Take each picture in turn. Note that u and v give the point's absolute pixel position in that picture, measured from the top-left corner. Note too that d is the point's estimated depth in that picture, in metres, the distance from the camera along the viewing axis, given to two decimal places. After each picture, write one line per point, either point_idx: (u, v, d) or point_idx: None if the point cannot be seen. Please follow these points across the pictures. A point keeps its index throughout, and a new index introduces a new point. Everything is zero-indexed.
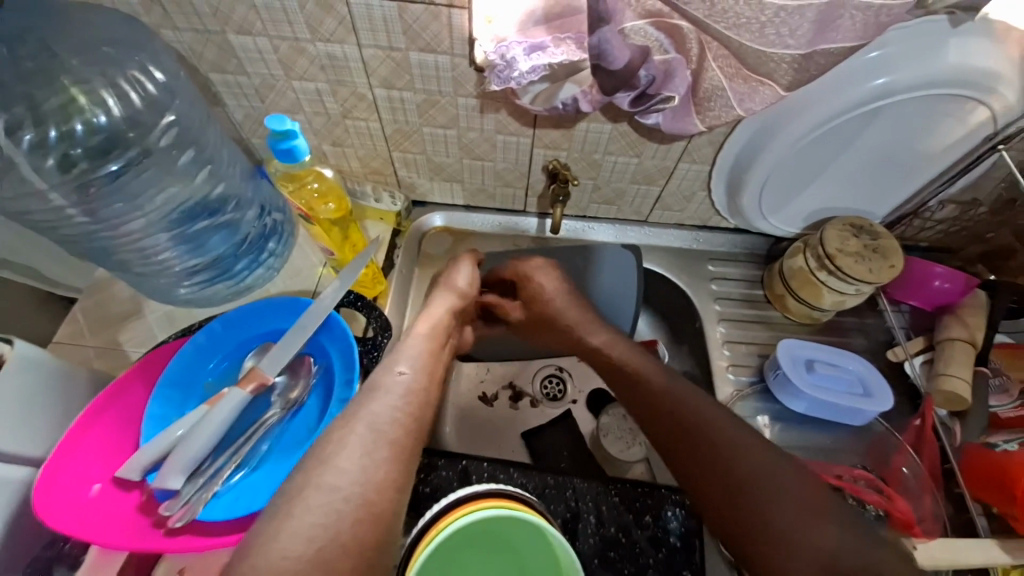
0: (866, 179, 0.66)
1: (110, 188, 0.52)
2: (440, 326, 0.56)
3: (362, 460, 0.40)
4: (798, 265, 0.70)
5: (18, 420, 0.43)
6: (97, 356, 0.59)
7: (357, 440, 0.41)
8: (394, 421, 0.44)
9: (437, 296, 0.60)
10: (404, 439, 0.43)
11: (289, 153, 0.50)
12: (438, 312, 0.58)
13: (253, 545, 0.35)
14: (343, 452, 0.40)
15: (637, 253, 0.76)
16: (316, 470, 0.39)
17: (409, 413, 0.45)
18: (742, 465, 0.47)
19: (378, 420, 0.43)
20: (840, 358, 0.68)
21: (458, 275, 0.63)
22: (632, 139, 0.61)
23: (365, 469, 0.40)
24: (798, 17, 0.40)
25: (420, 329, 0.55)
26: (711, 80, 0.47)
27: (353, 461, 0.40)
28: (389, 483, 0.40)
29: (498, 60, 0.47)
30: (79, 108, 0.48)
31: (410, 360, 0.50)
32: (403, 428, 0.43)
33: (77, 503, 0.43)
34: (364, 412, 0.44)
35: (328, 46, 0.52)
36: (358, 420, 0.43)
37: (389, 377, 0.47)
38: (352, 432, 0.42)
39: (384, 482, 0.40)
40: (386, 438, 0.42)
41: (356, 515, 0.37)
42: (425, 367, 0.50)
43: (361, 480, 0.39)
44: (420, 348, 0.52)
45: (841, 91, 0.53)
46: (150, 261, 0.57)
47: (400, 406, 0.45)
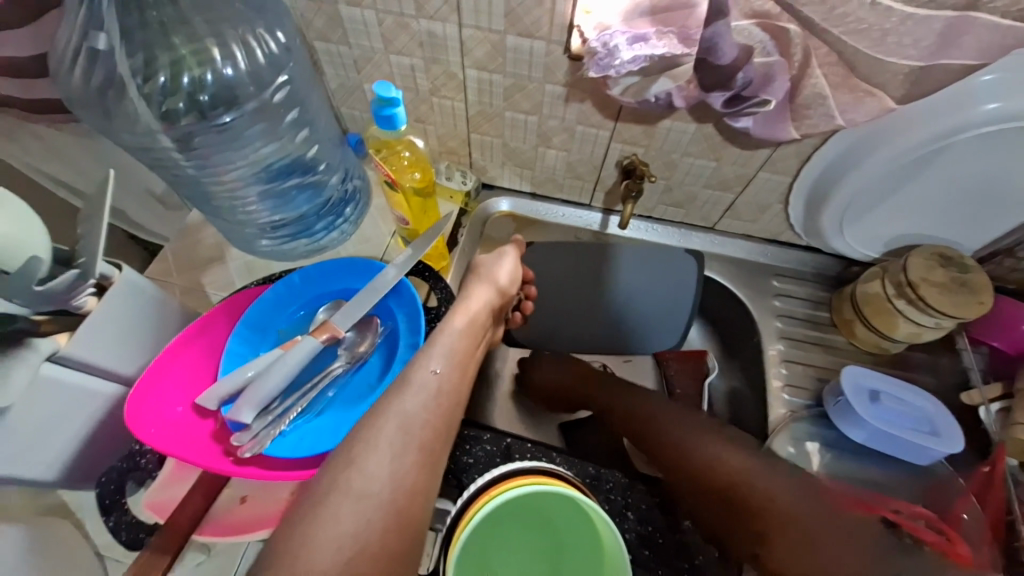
0: (959, 208, 0.62)
1: (220, 139, 0.55)
2: (477, 319, 0.52)
3: (391, 464, 0.38)
4: (875, 290, 0.67)
5: (118, 338, 0.47)
6: (182, 294, 0.63)
7: (386, 442, 0.39)
8: (425, 422, 0.41)
9: (476, 286, 0.55)
10: (434, 445, 0.41)
11: (389, 119, 0.52)
12: (477, 305, 0.53)
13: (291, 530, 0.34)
14: (371, 454, 0.38)
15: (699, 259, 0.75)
16: (343, 473, 0.37)
17: (438, 414, 0.43)
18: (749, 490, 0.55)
19: (409, 421, 0.41)
20: (908, 392, 0.64)
21: (500, 268, 0.58)
22: (715, 142, 0.60)
23: (395, 473, 0.38)
24: (924, 28, 0.39)
25: (455, 323, 0.50)
26: (813, 87, 0.46)
27: (382, 467, 0.38)
28: (420, 490, 0.38)
29: (599, 48, 0.47)
30: (212, 57, 0.51)
31: (443, 358, 0.46)
32: (434, 431, 0.41)
33: (161, 421, 0.47)
34: (394, 410, 0.41)
35: (430, 23, 0.54)
36: (388, 417, 0.40)
37: (422, 374, 0.44)
38: (381, 432, 0.39)
39: (414, 489, 0.38)
40: (416, 441, 0.40)
41: (387, 526, 0.35)
42: (457, 366, 0.47)
43: (392, 485, 0.37)
44: (454, 345, 0.48)
45: (948, 114, 0.50)
46: (238, 212, 0.62)
47: (430, 407, 0.42)
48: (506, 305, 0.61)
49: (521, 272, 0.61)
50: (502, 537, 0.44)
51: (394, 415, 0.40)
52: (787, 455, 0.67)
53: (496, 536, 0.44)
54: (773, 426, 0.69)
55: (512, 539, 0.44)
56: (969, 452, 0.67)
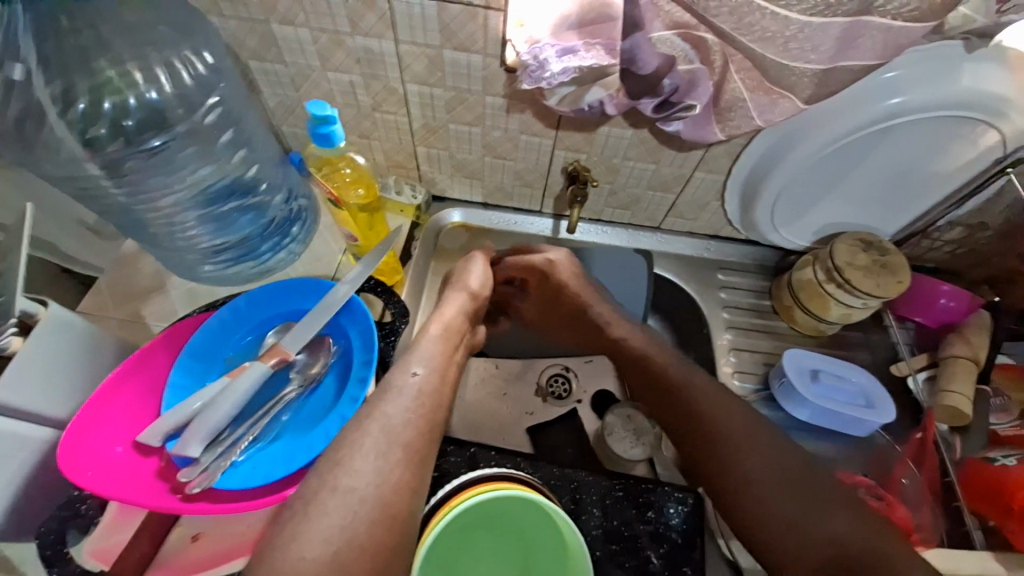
0: (878, 196, 0.67)
1: (152, 164, 0.53)
2: (454, 324, 0.54)
3: (377, 462, 0.41)
4: (807, 277, 0.71)
5: (45, 379, 0.44)
6: (119, 327, 0.60)
7: (372, 441, 0.42)
8: (407, 422, 0.44)
9: (451, 293, 0.57)
10: (417, 441, 0.43)
11: (327, 137, 0.52)
12: (452, 311, 0.55)
13: (278, 544, 0.37)
14: (357, 455, 0.41)
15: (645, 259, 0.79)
16: (331, 472, 0.40)
17: (421, 414, 0.45)
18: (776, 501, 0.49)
19: (392, 423, 0.43)
20: (844, 369, 0.69)
21: (470, 275, 0.59)
22: (652, 145, 0.63)
23: (381, 470, 0.41)
24: (822, 34, 0.41)
25: (432, 329, 0.52)
26: (732, 91, 0.50)
27: (368, 464, 0.41)
28: (405, 484, 0.41)
29: (531, 61, 0.49)
30: (133, 81, 0.49)
31: (424, 361, 0.49)
32: (416, 428, 0.44)
33: (100, 463, 0.44)
34: (378, 414, 0.44)
35: (366, 40, 0.54)
36: (373, 421, 0.43)
37: (402, 377, 0.47)
38: (366, 435, 0.42)
39: (400, 485, 0.41)
40: (400, 439, 0.43)
41: (373, 517, 0.39)
42: (437, 368, 0.49)
43: (376, 482, 0.40)
44: (433, 350, 0.50)
45: (858, 109, 0.55)
46: (177, 237, 0.60)
47: (413, 407, 0.45)
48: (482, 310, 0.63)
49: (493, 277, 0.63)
50: (467, 542, 0.45)
51: (378, 419, 0.43)
52: None
53: (461, 540, 0.45)
54: None
55: (478, 544, 0.45)
56: (905, 420, 0.72)
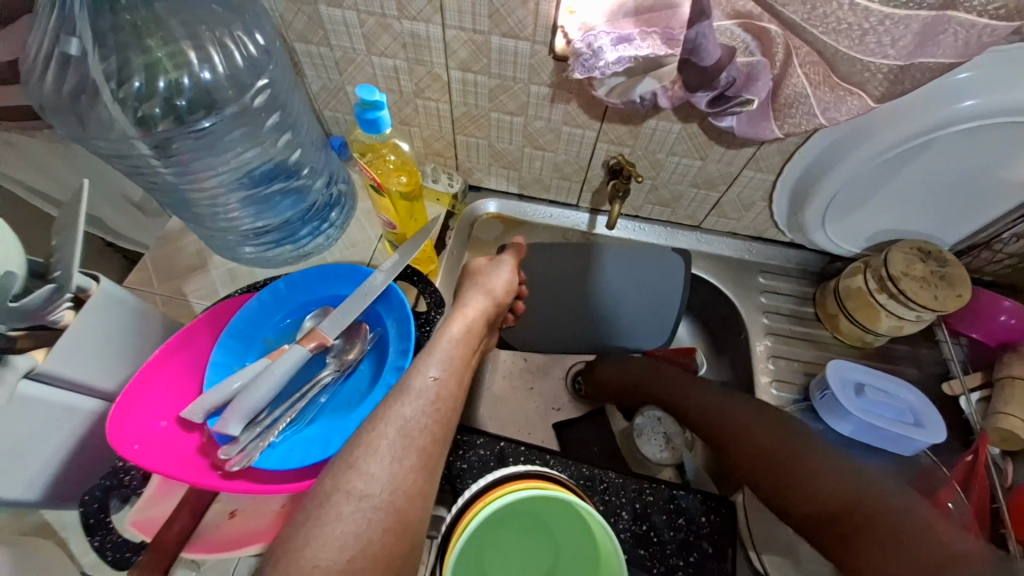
0: (939, 204, 0.63)
1: (199, 143, 0.54)
2: (475, 328, 0.51)
3: (392, 466, 0.38)
4: (857, 285, 0.68)
5: (97, 352, 0.46)
6: (163, 304, 0.62)
7: (387, 446, 0.38)
8: (423, 427, 0.41)
9: (472, 295, 0.55)
10: (433, 447, 0.40)
11: (374, 123, 0.51)
12: (474, 313, 0.53)
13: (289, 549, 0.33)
14: (372, 458, 0.38)
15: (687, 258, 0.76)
16: (345, 475, 0.36)
17: (437, 419, 0.42)
18: (799, 472, 0.51)
19: (408, 426, 0.40)
20: (891, 385, 0.66)
21: (496, 278, 0.58)
22: (700, 141, 0.61)
23: (395, 475, 0.37)
24: (903, 28, 0.39)
25: (453, 329, 0.50)
26: (794, 86, 0.47)
27: (383, 468, 0.37)
28: (418, 492, 0.37)
29: (584, 49, 0.47)
30: (188, 61, 0.50)
31: (442, 364, 0.46)
32: (432, 434, 0.41)
33: (146, 437, 0.46)
34: (394, 415, 0.41)
35: (413, 24, 0.53)
36: (386, 423, 0.40)
37: (420, 380, 0.44)
38: (382, 437, 0.39)
39: (413, 493, 0.37)
40: (416, 444, 0.40)
41: (388, 525, 0.35)
42: (456, 372, 0.46)
43: (391, 487, 0.37)
44: (451, 351, 0.48)
45: (926, 112, 0.52)
46: (219, 218, 0.60)
47: (429, 411, 0.42)
48: (503, 313, 0.61)
49: (519, 282, 0.61)
50: (495, 539, 0.44)
51: (394, 421, 0.40)
52: None
53: (489, 539, 0.44)
54: None
55: (506, 542, 0.44)
56: (953, 441, 0.68)
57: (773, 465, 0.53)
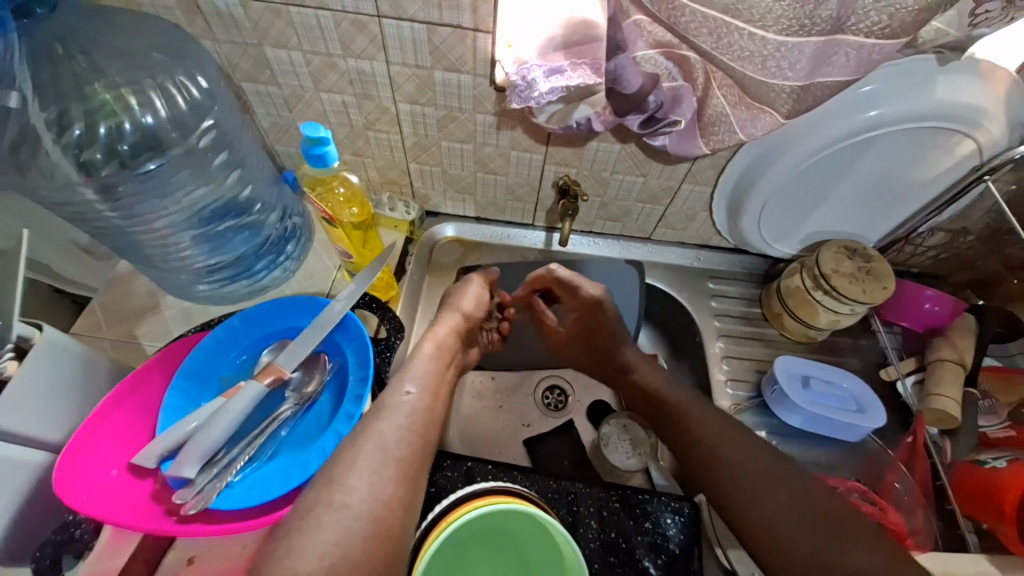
0: (861, 206, 0.69)
1: (146, 186, 0.54)
2: (446, 343, 0.57)
3: (371, 478, 0.42)
4: (795, 284, 0.73)
5: (43, 402, 0.44)
6: (113, 348, 0.61)
7: (365, 460, 0.43)
8: (401, 440, 0.45)
9: (443, 314, 0.59)
10: (412, 457, 0.45)
11: (320, 158, 0.53)
12: (445, 330, 0.58)
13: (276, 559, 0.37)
14: (354, 471, 0.42)
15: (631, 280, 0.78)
16: (326, 489, 0.41)
17: (414, 431, 0.47)
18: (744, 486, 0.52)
19: (385, 439, 0.45)
20: (834, 374, 0.70)
21: (464, 296, 0.62)
22: (640, 159, 0.65)
23: (374, 487, 0.42)
24: (797, 53, 0.43)
25: (426, 347, 0.55)
26: (715, 107, 0.51)
27: (363, 479, 0.42)
28: (398, 501, 0.42)
29: (520, 81, 0.50)
30: (128, 107, 0.50)
31: (418, 379, 0.51)
32: (410, 446, 0.45)
33: (97, 487, 0.44)
34: (372, 429, 0.45)
35: (358, 62, 0.55)
36: (366, 438, 0.44)
37: (397, 396, 0.49)
38: (360, 451, 0.43)
39: (391, 500, 0.42)
40: (394, 455, 0.44)
41: (367, 533, 0.39)
42: (431, 387, 0.51)
43: (371, 498, 0.41)
44: (425, 368, 0.53)
45: (836, 122, 0.57)
46: (171, 258, 0.60)
47: (406, 424, 0.46)
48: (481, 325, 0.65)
49: (491, 301, 0.65)
50: (466, 560, 0.45)
51: (373, 434, 0.45)
52: None
53: (459, 556, 0.45)
54: None
55: (477, 562, 0.45)
56: (897, 423, 0.73)
57: (729, 477, 0.53)
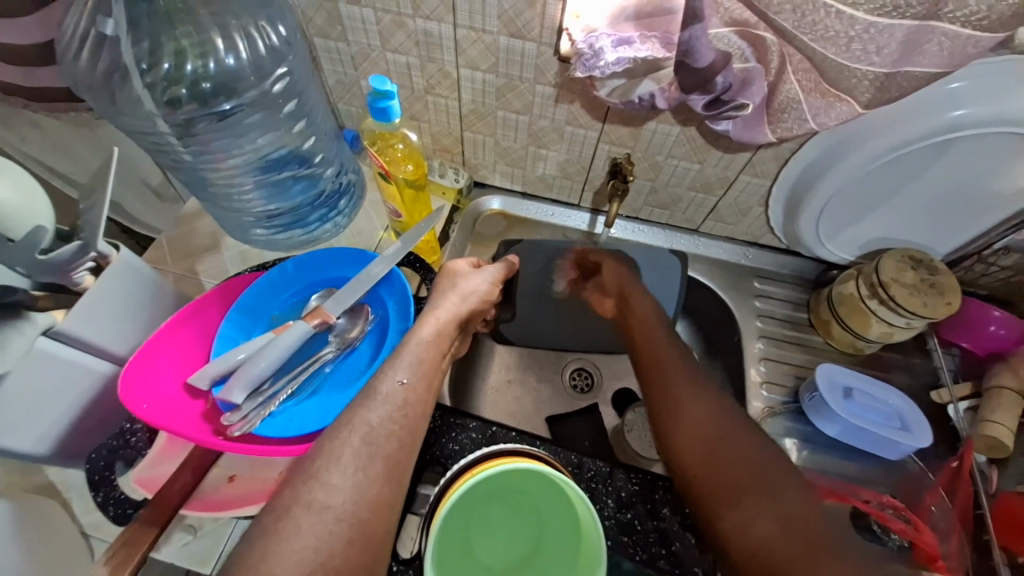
0: (931, 213, 0.65)
1: (220, 126, 0.57)
2: (447, 330, 0.50)
3: (355, 476, 0.37)
4: (850, 291, 0.69)
5: (114, 317, 0.48)
6: (176, 281, 0.65)
7: (351, 455, 0.38)
8: (391, 433, 0.40)
9: (445, 294, 0.52)
10: (400, 455, 0.39)
11: (384, 111, 0.54)
12: (446, 314, 0.50)
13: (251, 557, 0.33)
14: (335, 467, 0.37)
15: (657, 305, 0.67)
16: (305, 485, 0.36)
17: (405, 425, 0.41)
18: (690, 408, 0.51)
19: (373, 432, 0.39)
20: (880, 390, 0.67)
21: (473, 278, 0.56)
22: (698, 145, 0.63)
23: (359, 484, 0.37)
24: (887, 36, 0.41)
25: (424, 333, 0.48)
26: (787, 92, 0.49)
27: (347, 477, 0.37)
28: (384, 502, 0.37)
29: (586, 49, 0.50)
30: (214, 48, 0.52)
31: (411, 368, 0.45)
32: (399, 441, 0.40)
33: (155, 398, 0.48)
34: (359, 422, 0.40)
35: (426, 23, 0.56)
36: (352, 430, 0.39)
37: (387, 385, 0.42)
38: (345, 444, 0.38)
39: (378, 502, 0.37)
40: (382, 452, 0.39)
41: (350, 536, 0.35)
42: (425, 377, 0.45)
43: (354, 498, 0.36)
44: (420, 355, 0.46)
45: (918, 119, 0.53)
46: (235, 200, 0.63)
47: (397, 418, 0.41)
48: (478, 315, 0.58)
49: (496, 295, 0.58)
50: (482, 519, 0.45)
51: (358, 428, 0.39)
52: None
53: (477, 516, 0.45)
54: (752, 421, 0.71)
55: (492, 521, 0.45)
56: (940, 446, 0.69)
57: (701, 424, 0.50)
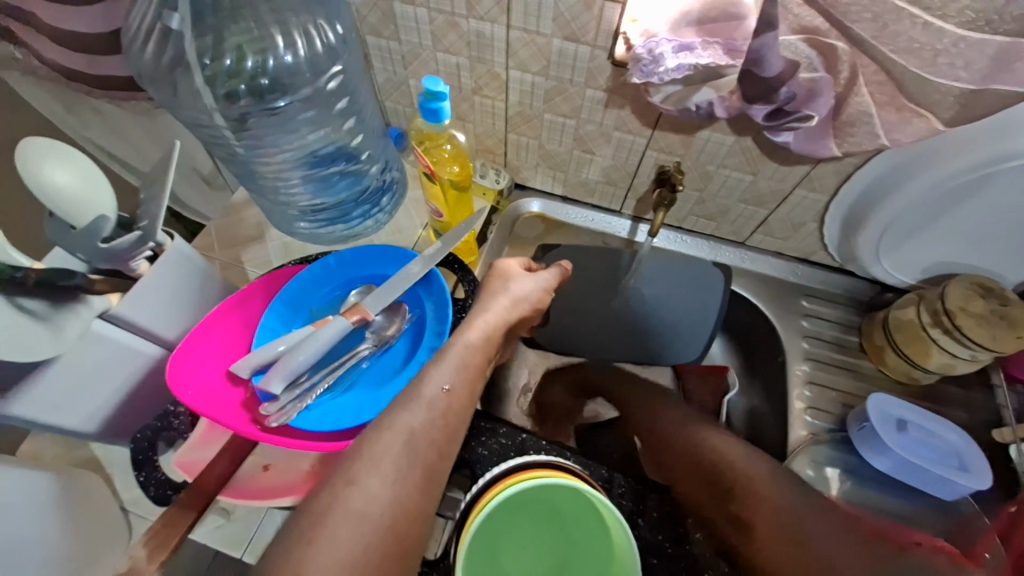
0: (1007, 242, 0.60)
1: (272, 121, 0.58)
2: (494, 337, 0.49)
3: (393, 485, 0.37)
4: (908, 317, 0.65)
5: (164, 303, 0.50)
6: (223, 268, 0.66)
7: (391, 462, 0.38)
8: (429, 439, 0.40)
9: (494, 298, 0.51)
10: (436, 466, 0.39)
11: (434, 113, 0.54)
12: (494, 318, 0.50)
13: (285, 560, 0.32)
14: (372, 471, 0.37)
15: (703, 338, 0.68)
16: (343, 490, 0.36)
17: (444, 432, 0.41)
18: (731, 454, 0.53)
19: (415, 437, 0.39)
20: (938, 425, 0.62)
21: (524, 283, 0.54)
22: (753, 156, 0.60)
23: (397, 494, 0.37)
24: (977, 52, 0.38)
25: (471, 336, 0.47)
26: (857, 105, 0.46)
27: (385, 487, 0.37)
28: (417, 514, 0.37)
29: (645, 55, 0.48)
30: (274, 46, 0.53)
31: (454, 372, 0.44)
32: (438, 450, 0.40)
33: (198, 384, 0.49)
34: (400, 425, 0.40)
35: (479, 23, 0.55)
36: (394, 433, 0.39)
37: (430, 389, 0.42)
38: (387, 450, 0.38)
39: (413, 512, 0.37)
40: (421, 459, 0.39)
41: (385, 550, 0.34)
42: (467, 382, 0.44)
43: (393, 506, 0.36)
44: (465, 357, 0.46)
45: (1002, 142, 0.49)
46: (282, 193, 0.65)
47: (439, 426, 0.41)
48: (527, 322, 0.57)
49: (548, 304, 0.57)
50: (512, 528, 0.45)
51: (400, 432, 0.39)
52: (806, 477, 0.66)
53: (507, 524, 0.45)
54: (793, 447, 0.68)
55: (521, 530, 0.45)
56: (998, 490, 0.64)
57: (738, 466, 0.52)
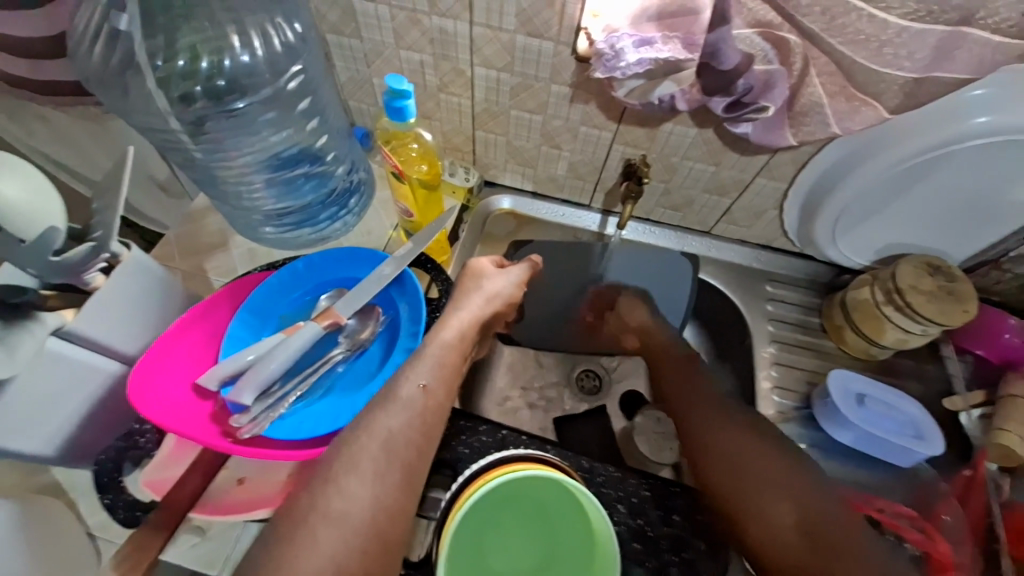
0: (947, 221, 0.64)
1: (231, 123, 0.56)
2: (469, 336, 0.49)
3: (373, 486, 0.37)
4: (864, 297, 0.69)
5: (123, 318, 0.48)
6: (183, 278, 0.64)
7: (370, 463, 0.38)
8: (408, 441, 0.39)
9: (467, 296, 0.52)
10: (417, 463, 0.39)
11: (400, 111, 0.53)
12: (467, 317, 0.50)
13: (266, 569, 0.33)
14: (352, 475, 0.37)
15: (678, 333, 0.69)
16: (322, 495, 0.36)
17: (423, 432, 0.41)
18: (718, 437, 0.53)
19: (393, 439, 0.39)
20: (895, 398, 0.66)
21: (497, 280, 0.55)
22: (715, 147, 0.62)
23: (378, 495, 0.37)
24: (919, 41, 0.40)
25: (445, 336, 0.47)
26: (810, 95, 0.48)
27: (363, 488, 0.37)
28: (399, 511, 0.37)
29: (607, 50, 0.49)
30: (231, 45, 0.52)
31: (432, 373, 0.44)
32: (417, 450, 0.40)
33: (163, 399, 0.48)
34: (379, 428, 0.39)
35: (442, 20, 0.55)
36: (372, 436, 0.39)
37: (407, 390, 0.42)
38: (363, 452, 0.38)
39: (392, 513, 0.37)
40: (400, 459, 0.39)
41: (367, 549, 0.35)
42: (444, 381, 0.44)
43: (373, 507, 0.36)
44: (441, 358, 0.45)
45: (941, 128, 0.52)
46: (245, 198, 0.63)
47: (416, 425, 0.41)
48: (502, 318, 0.58)
49: (520, 298, 0.57)
50: (494, 526, 0.45)
51: (379, 434, 0.39)
52: None
53: (491, 521, 0.45)
54: None
55: (504, 526, 0.45)
56: (951, 455, 0.68)
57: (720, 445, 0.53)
